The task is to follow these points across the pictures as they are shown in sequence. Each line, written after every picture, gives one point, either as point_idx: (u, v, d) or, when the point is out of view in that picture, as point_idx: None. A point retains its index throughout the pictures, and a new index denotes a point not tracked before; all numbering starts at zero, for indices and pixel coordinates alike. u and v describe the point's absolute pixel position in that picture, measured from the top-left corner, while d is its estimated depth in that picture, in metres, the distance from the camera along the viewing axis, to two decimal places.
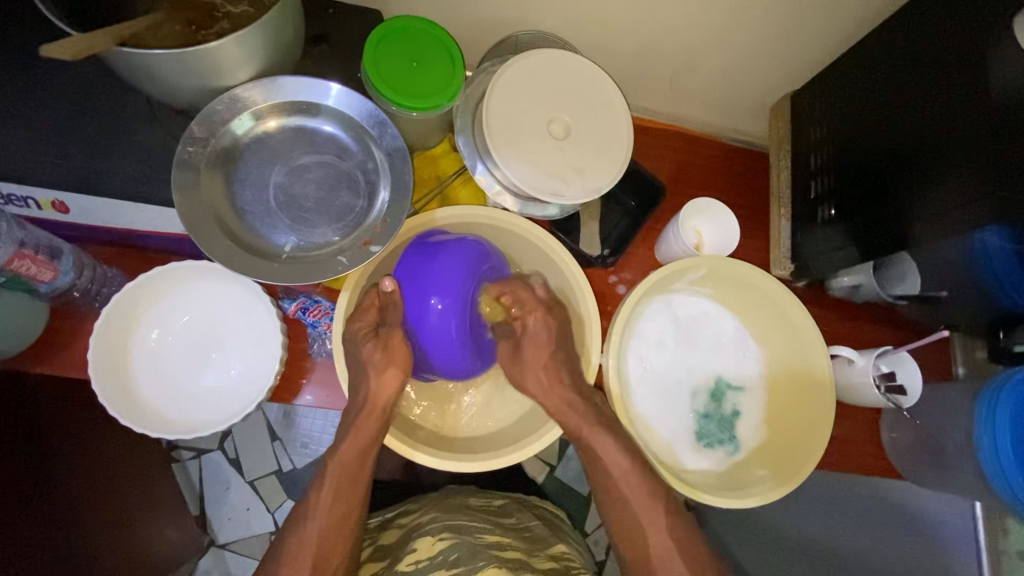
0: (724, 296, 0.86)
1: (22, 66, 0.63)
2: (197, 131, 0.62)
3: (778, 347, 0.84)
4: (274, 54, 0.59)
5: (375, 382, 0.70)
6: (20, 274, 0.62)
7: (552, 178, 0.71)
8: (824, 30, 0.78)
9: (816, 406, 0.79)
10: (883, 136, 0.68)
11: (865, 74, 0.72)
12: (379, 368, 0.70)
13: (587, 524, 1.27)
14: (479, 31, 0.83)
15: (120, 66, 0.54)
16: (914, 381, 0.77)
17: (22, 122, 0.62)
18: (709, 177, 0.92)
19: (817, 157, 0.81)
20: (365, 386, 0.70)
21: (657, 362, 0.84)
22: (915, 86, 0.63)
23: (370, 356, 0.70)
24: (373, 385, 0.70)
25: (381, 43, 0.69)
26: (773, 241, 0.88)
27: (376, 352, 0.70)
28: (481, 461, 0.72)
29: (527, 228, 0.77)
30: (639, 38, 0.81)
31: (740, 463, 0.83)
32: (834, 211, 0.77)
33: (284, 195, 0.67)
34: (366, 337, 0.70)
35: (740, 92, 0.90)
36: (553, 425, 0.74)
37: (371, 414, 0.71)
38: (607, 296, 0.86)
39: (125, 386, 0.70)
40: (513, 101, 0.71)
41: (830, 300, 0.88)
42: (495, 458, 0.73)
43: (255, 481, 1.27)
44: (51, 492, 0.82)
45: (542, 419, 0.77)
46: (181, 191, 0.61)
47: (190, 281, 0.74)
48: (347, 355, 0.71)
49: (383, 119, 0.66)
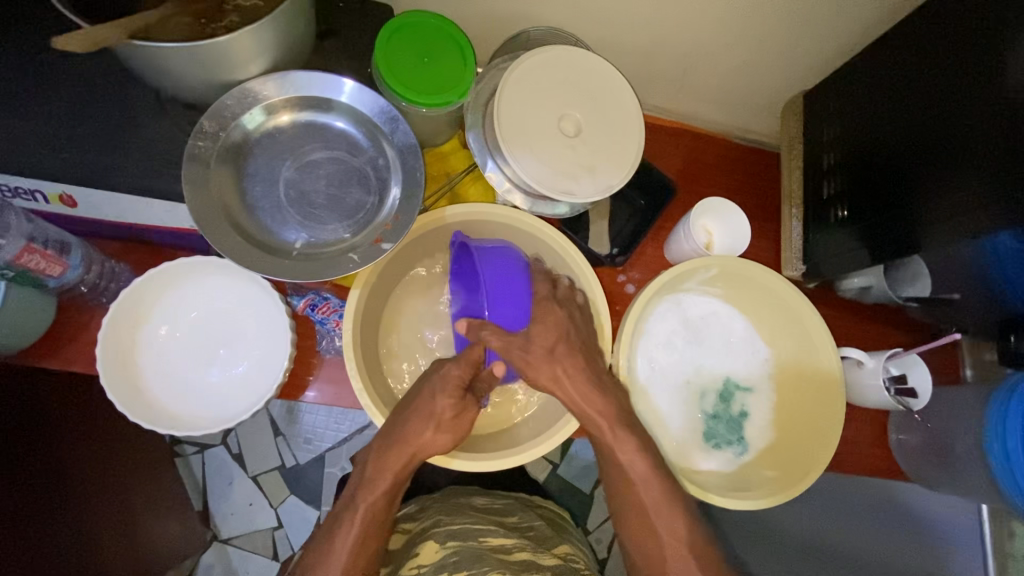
0: (734, 297, 0.85)
1: (29, 57, 0.62)
2: (207, 125, 0.61)
3: (787, 348, 0.84)
4: (286, 47, 0.59)
5: (428, 433, 0.72)
6: (28, 269, 0.62)
7: (563, 176, 0.70)
8: (839, 29, 0.77)
9: (826, 409, 0.79)
10: (896, 138, 0.67)
11: (880, 74, 0.71)
12: (439, 424, 0.72)
13: (589, 522, 1.27)
14: (489, 26, 0.82)
15: (130, 59, 0.53)
16: (924, 382, 0.76)
17: (29, 114, 0.61)
18: (718, 176, 0.91)
19: (829, 158, 0.80)
20: (421, 434, 0.72)
21: (665, 362, 0.83)
22: (930, 88, 0.62)
23: (442, 410, 0.73)
24: (427, 439, 0.72)
25: (391, 39, 0.69)
26: (784, 242, 0.87)
27: (450, 407, 0.73)
28: (495, 458, 0.73)
29: (538, 227, 0.77)
30: (652, 34, 0.80)
31: (748, 465, 0.82)
32: (845, 212, 0.76)
33: (295, 191, 0.66)
34: (451, 390, 0.73)
35: (752, 90, 0.89)
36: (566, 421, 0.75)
37: (404, 449, 0.73)
38: (617, 295, 0.85)
39: (134, 381, 0.70)
40: (524, 98, 0.70)
41: (840, 300, 0.88)
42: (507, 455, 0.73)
43: (257, 476, 1.27)
44: (56, 485, 0.82)
45: (557, 417, 0.77)
46: (191, 186, 0.61)
47: (200, 275, 0.73)
48: (425, 398, 0.73)
49: (395, 114, 0.65)
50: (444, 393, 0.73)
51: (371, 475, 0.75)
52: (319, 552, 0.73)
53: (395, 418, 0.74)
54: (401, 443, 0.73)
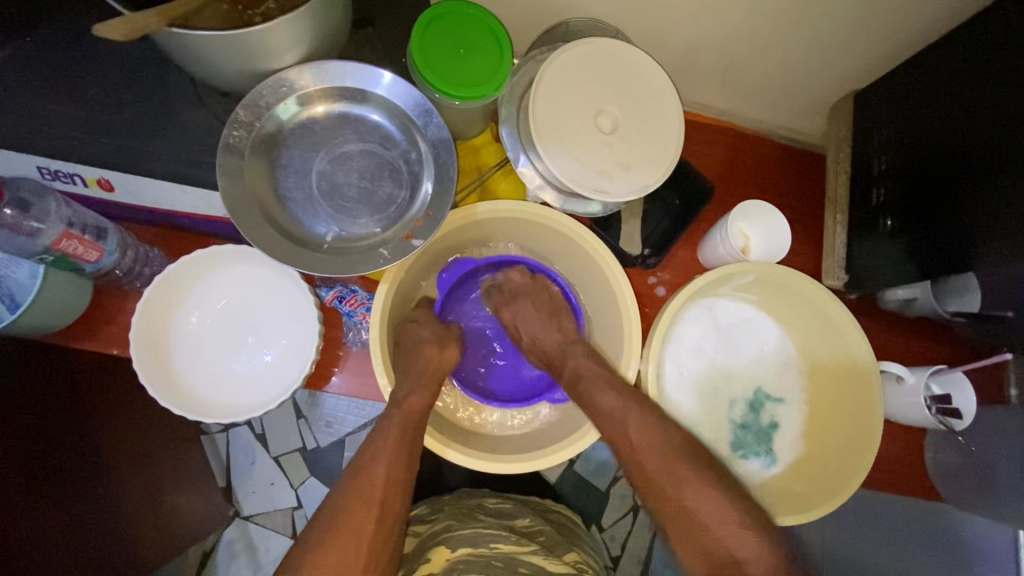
0: (769, 304, 0.83)
1: (70, 43, 0.62)
2: (242, 115, 0.60)
3: (821, 361, 0.81)
4: (322, 36, 0.58)
5: (435, 352, 0.75)
6: (67, 254, 0.63)
7: (597, 174, 0.68)
8: (901, 27, 0.72)
9: (860, 424, 0.76)
10: (954, 147, 0.63)
11: (940, 77, 0.66)
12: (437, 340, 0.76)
13: (603, 520, 1.24)
14: (529, 16, 0.80)
15: (169, 46, 0.53)
16: (967, 403, 0.73)
17: (69, 98, 0.61)
18: (756, 178, 0.88)
19: (880, 163, 0.76)
20: (427, 354, 0.74)
21: (694, 367, 0.82)
22: (995, 94, 0.58)
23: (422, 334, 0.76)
24: (434, 356, 0.75)
25: (427, 28, 0.67)
26: (827, 249, 0.84)
27: (427, 332, 0.76)
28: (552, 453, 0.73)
29: (571, 227, 0.75)
30: (695, 30, 0.77)
31: (776, 477, 0.80)
32: (893, 222, 0.73)
33: (327, 183, 0.66)
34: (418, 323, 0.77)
35: (798, 90, 0.85)
36: (567, 446, 0.73)
37: (427, 371, 0.73)
38: (646, 297, 0.83)
39: (163, 365, 0.71)
40: (560, 94, 0.68)
41: (881, 313, 0.85)
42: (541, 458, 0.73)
43: (280, 457, 1.29)
44: (87, 456, 0.84)
45: (564, 434, 0.76)
46: (225, 176, 0.60)
47: (230, 263, 0.74)
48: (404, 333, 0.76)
49: (429, 107, 0.64)
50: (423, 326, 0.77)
51: (378, 449, 0.67)
52: (322, 525, 0.63)
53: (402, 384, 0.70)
54: (430, 375, 0.73)
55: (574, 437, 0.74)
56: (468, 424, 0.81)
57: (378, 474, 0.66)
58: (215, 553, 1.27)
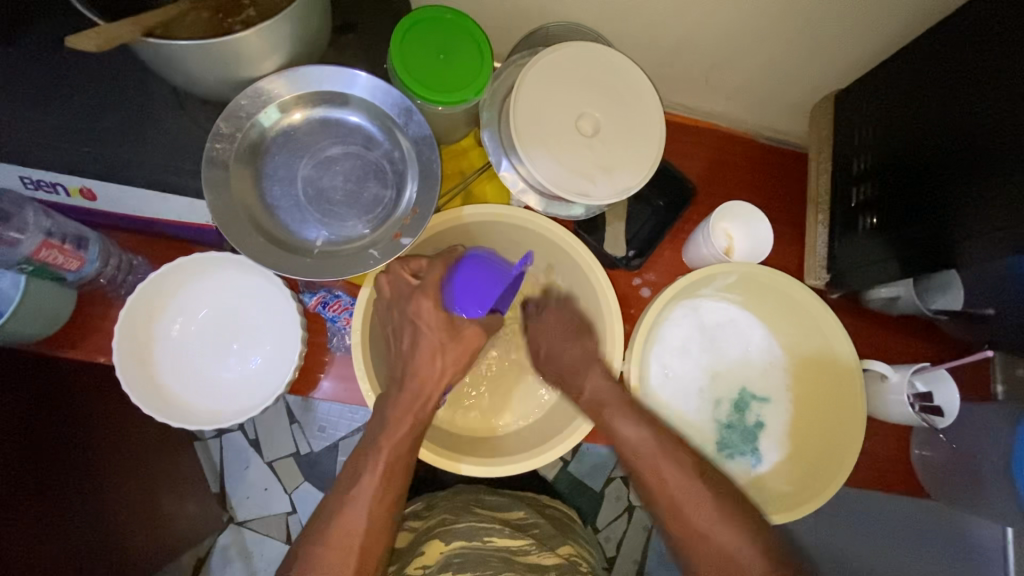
0: (753, 304, 0.83)
1: (48, 53, 0.62)
2: (223, 126, 0.61)
3: (806, 359, 0.82)
4: (300, 44, 0.58)
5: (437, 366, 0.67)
6: (47, 263, 0.64)
7: (578, 177, 0.68)
8: (880, 28, 0.73)
9: (841, 422, 0.77)
10: (934, 145, 0.63)
11: (920, 74, 0.67)
12: (445, 351, 0.68)
13: (598, 520, 1.24)
14: (511, 21, 0.80)
15: (146, 54, 0.52)
16: (949, 401, 0.72)
17: (49, 108, 0.61)
18: (740, 178, 0.89)
19: (860, 163, 0.77)
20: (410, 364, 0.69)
21: (680, 368, 0.82)
22: (975, 92, 0.59)
23: (427, 334, 0.67)
24: (428, 369, 0.67)
25: (407, 34, 0.67)
26: (809, 249, 0.84)
27: (443, 333, 0.67)
28: (545, 453, 0.73)
29: (557, 232, 0.76)
30: (676, 33, 0.77)
31: (764, 475, 0.81)
32: (875, 220, 0.73)
33: (313, 188, 0.67)
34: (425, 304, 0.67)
35: (781, 91, 0.86)
36: (561, 441, 0.73)
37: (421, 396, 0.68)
38: (631, 297, 0.83)
39: (147, 370, 0.71)
40: (540, 97, 0.68)
41: (867, 311, 0.85)
42: (533, 457, 0.73)
43: (274, 462, 1.29)
44: (76, 462, 0.84)
45: (552, 432, 0.77)
46: (212, 187, 0.61)
47: (214, 270, 0.74)
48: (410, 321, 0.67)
49: (409, 106, 0.64)
50: (428, 323, 0.67)
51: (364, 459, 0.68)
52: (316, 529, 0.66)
53: (383, 398, 0.69)
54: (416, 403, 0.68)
55: (562, 438, 0.74)
56: (457, 427, 0.80)
57: (353, 523, 0.66)
58: (210, 559, 1.26)
